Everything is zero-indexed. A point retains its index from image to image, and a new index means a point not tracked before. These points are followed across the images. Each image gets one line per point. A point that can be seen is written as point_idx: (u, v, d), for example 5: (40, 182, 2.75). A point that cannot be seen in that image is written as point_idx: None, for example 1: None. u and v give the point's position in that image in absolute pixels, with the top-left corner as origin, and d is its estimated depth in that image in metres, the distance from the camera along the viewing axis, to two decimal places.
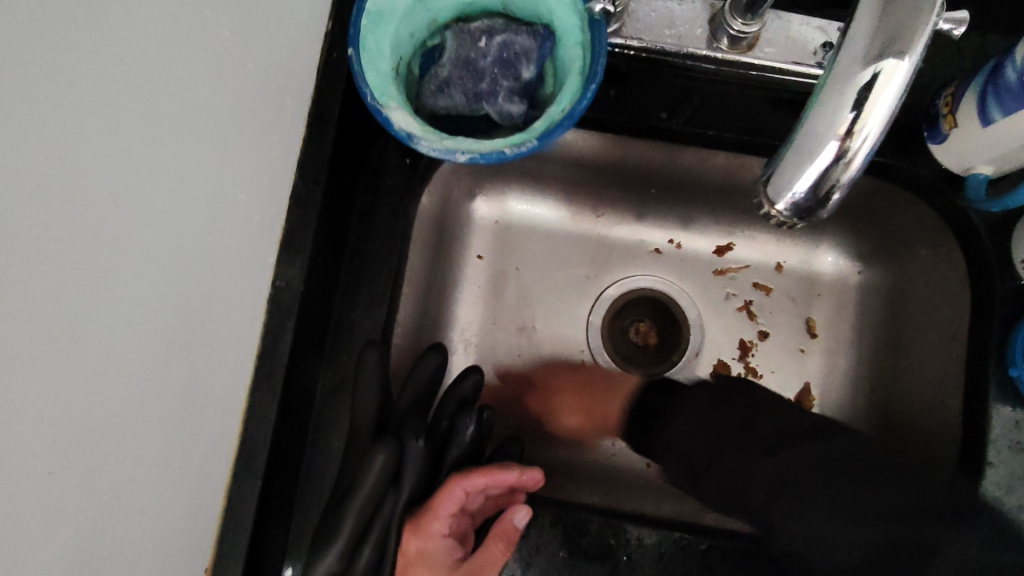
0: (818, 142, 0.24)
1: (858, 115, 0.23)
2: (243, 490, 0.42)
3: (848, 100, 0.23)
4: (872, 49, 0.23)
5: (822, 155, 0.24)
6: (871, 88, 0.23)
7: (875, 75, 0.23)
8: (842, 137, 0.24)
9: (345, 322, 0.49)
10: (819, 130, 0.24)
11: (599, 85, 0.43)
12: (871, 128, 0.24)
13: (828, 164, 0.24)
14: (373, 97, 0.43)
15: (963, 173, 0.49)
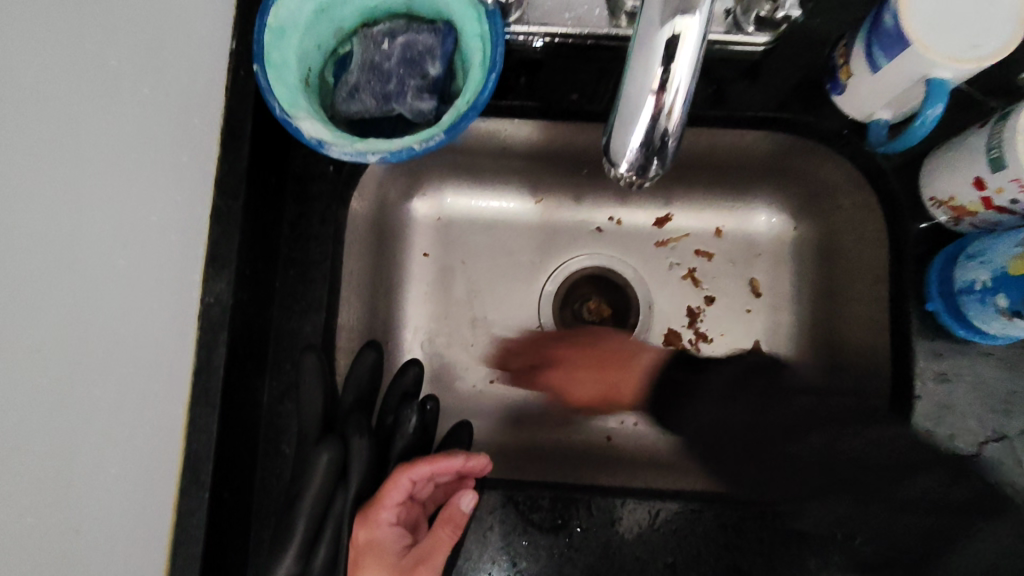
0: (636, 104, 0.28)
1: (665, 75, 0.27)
2: (191, 504, 0.43)
3: (653, 62, 0.27)
4: (668, 7, 0.26)
5: (642, 114, 0.28)
6: (672, 45, 0.26)
7: (673, 32, 0.26)
8: (653, 96, 0.27)
9: (284, 332, 0.50)
10: (637, 87, 0.28)
11: (498, 75, 0.44)
12: (678, 85, 0.27)
13: (647, 121, 0.28)
14: (281, 108, 0.44)
15: (863, 118, 0.51)
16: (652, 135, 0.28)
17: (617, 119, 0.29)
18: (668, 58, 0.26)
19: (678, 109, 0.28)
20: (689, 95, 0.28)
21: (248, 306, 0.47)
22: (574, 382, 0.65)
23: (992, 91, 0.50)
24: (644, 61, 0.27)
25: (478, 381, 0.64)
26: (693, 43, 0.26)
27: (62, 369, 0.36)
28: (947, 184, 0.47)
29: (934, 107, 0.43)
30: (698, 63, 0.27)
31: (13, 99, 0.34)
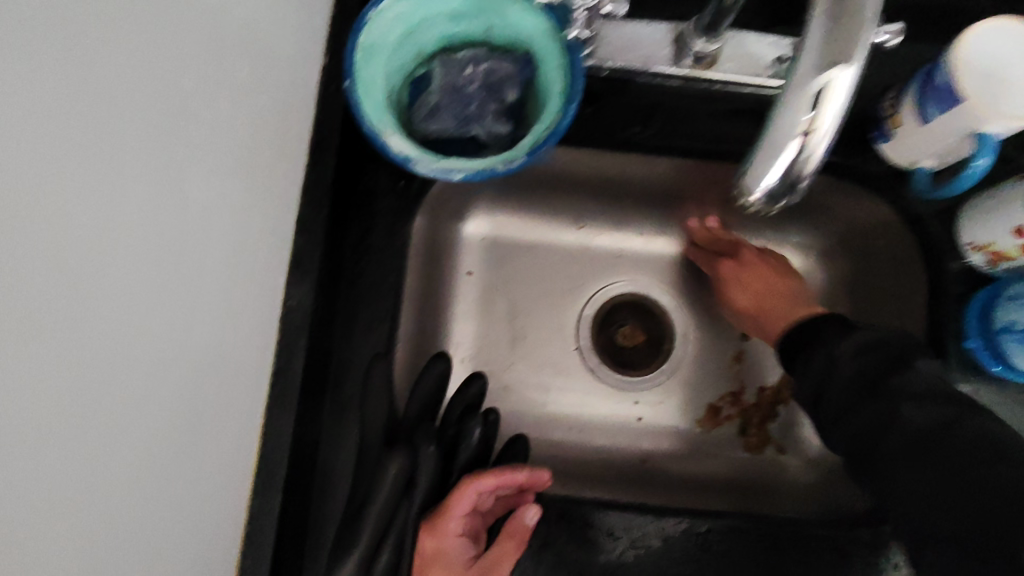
0: (782, 139, 0.28)
1: (813, 119, 0.27)
2: (263, 504, 0.44)
3: (802, 110, 0.27)
4: (821, 60, 0.26)
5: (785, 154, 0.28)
6: (822, 99, 0.26)
7: (822, 87, 0.26)
8: (798, 141, 0.27)
9: (350, 338, 0.52)
10: (780, 131, 0.28)
11: (578, 105, 0.47)
12: (824, 132, 0.27)
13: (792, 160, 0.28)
14: (371, 124, 0.47)
15: (907, 166, 0.54)
16: (791, 170, 0.28)
17: (759, 147, 0.29)
18: (816, 108, 0.27)
19: (820, 152, 0.27)
20: (831, 143, 0.28)
21: (322, 312, 0.48)
22: (739, 286, 0.64)
23: (1022, 148, 0.54)
24: (793, 102, 0.27)
25: (517, 399, 0.66)
26: (843, 96, 0.26)
27: (165, 371, 0.37)
28: (987, 232, 0.50)
29: (982, 160, 0.47)
30: (844, 115, 0.27)
31: (143, 91, 0.34)
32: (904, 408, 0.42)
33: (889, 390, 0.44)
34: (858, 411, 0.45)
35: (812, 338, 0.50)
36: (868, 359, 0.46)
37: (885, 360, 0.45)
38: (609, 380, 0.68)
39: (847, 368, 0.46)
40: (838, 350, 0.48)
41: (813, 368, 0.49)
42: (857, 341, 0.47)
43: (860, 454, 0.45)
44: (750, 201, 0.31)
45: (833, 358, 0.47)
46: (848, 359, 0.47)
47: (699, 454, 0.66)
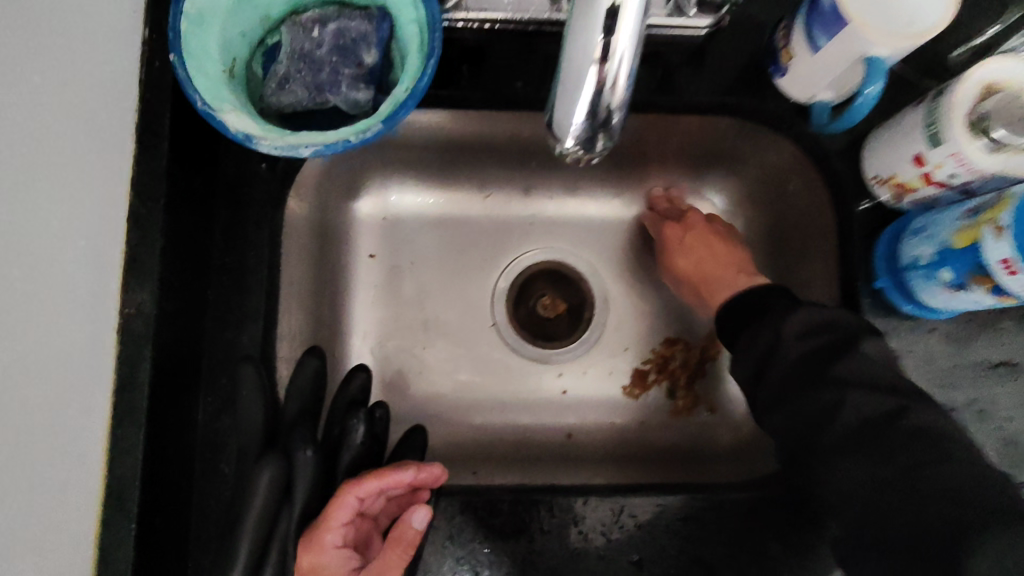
0: (580, 75, 0.27)
1: (607, 42, 0.25)
2: (116, 535, 0.39)
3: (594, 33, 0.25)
4: None
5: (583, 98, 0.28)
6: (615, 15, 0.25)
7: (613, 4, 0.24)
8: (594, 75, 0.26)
9: (220, 340, 0.47)
10: (578, 63, 0.27)
11: (437, 60, 0.42)
12: (620, 57, 0.26)
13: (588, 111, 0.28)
14: (202, 102, 0.41)
15: (806, 101, 0.51)
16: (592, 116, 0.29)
17: (561, 90, 0.28)
18: (610, 27, 0.25)
19: (622, 80, 0.27)
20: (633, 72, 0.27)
21: (172, 315, 0.43)
22: (683, 253, 0.61)
23: (922, 72, 0.51)
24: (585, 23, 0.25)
25: (429, 385, 0.62)
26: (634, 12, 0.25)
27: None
28: (891, 162, 0.47)
29: (874, 87, 0.44)
30: (639, 35, 0.26)
31: None
32: (845, 399, 0.40)
33: (829, 381, 0.41)
34: (805, 415, 0.41)
35: (751, 309, 0.48)
36: (811, 341, 0.43)
37: (809, 338, 0.43)
38: (529, 356, 0.64)
39: (794, 350, 0.43)
40: (782, 324, 0.44)
41: (791, 399, 0.42)
42: (806, 317, 0.44)
43: (798, 448, 0.42)
44: (568, 151, 0.31)
45: (776, 343, 0.44)
46: (793, 341, 0.43)
47: (626, 422, 0.63)
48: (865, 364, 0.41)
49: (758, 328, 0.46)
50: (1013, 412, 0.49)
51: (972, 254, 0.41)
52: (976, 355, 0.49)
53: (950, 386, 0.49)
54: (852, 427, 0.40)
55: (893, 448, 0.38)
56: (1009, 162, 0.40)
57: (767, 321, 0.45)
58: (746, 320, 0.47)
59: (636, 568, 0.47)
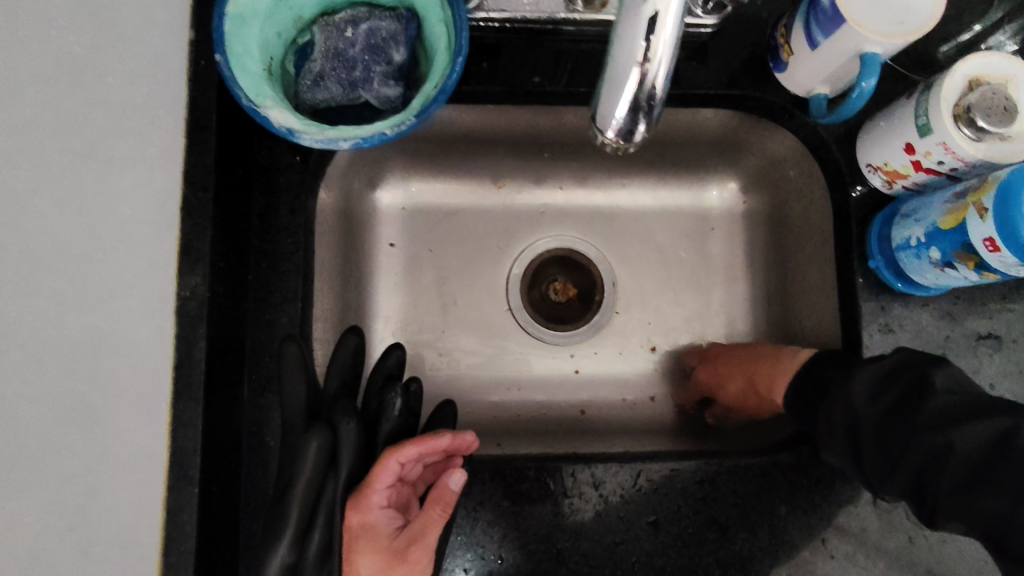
0: (623, 72, 0.30)
1: (648, 45, 0.29)
2: (180, 498, 0.42)
3: (637, 36, 0.29)
4: None
5: (627, 89, 0.31)
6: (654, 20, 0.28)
7: (653, 11, 0.28)
8: (638, 69, 0.30)
9: (261, 322, 0.50)
10: (621, 61, 0.30)
11: (465, 58, 0.45)
12: (659, 58, 0.29)
13: (631, 97, 0.31)
14: (247, 99, 0.44)
15: (804, 94, 0.54)
16: (635, 105, 0.31)
17: (606, 87, 0.31)
18: (651, 31, 0.28)
19: (661, 78, 0.30)
20: (671, 69, 0.30)
21: (223, 298, 0.47)
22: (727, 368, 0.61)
23: (913, 66, 0.55)
24: (630, 29, 0.29)
25: (449, 366, 0.66)
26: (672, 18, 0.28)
27: (37, 377, 0.36)
28: (883, 151, 0.51)
29: (869, 81, 0.47)
30: (676, 39, 0.29)
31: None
32: (954, 441, 0.40)
33: (922, 429, 0.41)
34: (897, 476, 0.42)
35: (816, 386, 0.50)
36: (885, 399, 0.44)
37: (880, 397, 0.44)
38: (545, 338, 0.68)
39: (870, 413, 0.44)
40: (850, 389, 0.46)
41: (829, 422, 0.47)
42: (869, 377, 0.45)
43: (928, 494, 0.41)
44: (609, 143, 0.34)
45: (853, 409, 0.45)
46: (865, 405, 0.45)
47: (637, 398, 0.67)
48: (946, 401, 0.42)
49: (829, 405, 0.47)
50: (996, 380, 0.53)
51: (959, 233, 0.45)
52: (963, 326, 0.54)
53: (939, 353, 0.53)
54: (884, 426, 0.43)
55: (1009, 474, 0.38)
56: (992, 150, 0.45)
57: (832, 402, 0.47)
58: (818, 403, 0.49)
59: (653, 529, 0.51)
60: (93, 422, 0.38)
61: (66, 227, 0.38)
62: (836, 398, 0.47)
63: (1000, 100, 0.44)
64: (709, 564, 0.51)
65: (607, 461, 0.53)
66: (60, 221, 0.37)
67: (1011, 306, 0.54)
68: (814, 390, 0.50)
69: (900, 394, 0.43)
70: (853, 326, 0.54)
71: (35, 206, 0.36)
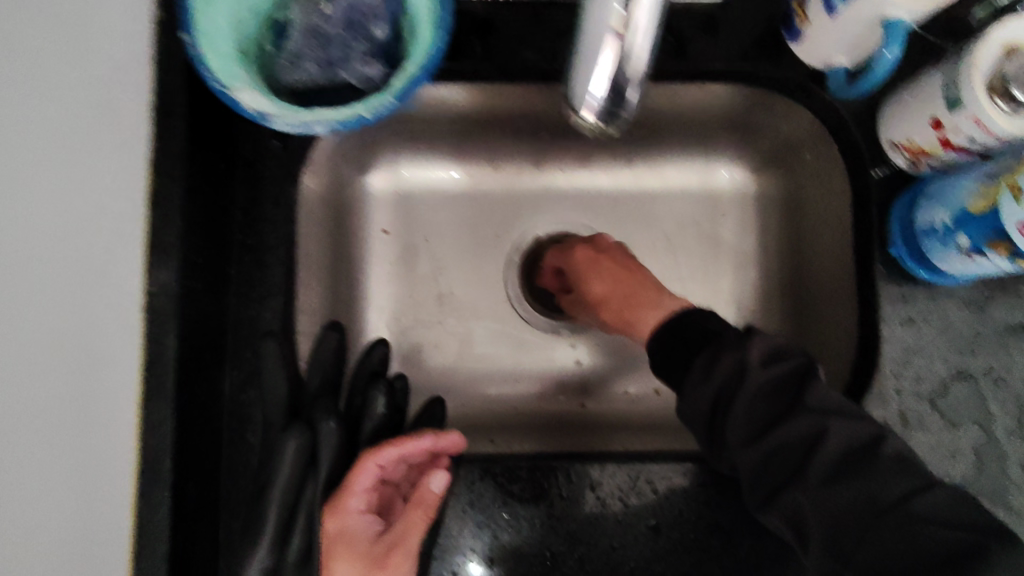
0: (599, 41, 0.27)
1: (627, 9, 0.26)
2: (151, 505, 0.41)
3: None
4: None
5: (604, 60, 0.27)
6: None
7: None
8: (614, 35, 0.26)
9: (241, 317, 0.48)
10: (597, 26, 0.27)
11: (448, 33, 0.42)
12: (639, 24, 0.26)
13: (609, 70, 0.28)
14: (218, 81, 0.42)
15: (821, 68, 0.50)
16: (615, 80, 0.28)
17: (581, 59, 0.28)
18: None
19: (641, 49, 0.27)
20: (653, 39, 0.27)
21: (197, 293, 0.44)
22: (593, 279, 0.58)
23: (943, 35, 0.50)
24: None
25: (444, 359, 0.63)
26: None
27: None
28: (904, 126, 0.47)
29: (891, 49, 0.43)
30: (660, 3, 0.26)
31: None
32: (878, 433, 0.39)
33: (818, 411, 0.39)
34: (828, 481, 0.37)
35: (680, 341, 0.45)
36: (777, 367, 0.41)
37: (772, 365, 0.41)
38: (546, 329, 0.65)
39: (766, 381, 0.41)
40: (741, 353, 0.42)
41: (712, 370, 0.42)
42: (766, 344, 0.42)
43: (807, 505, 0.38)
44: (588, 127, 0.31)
45: (742, 367, 0.41)
46: (757, 368, 0.41)
47: (641, 391, 0.64)
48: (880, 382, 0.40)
49: (712, 354, 0.43)
50: None
51: (990, 219, 0.40)
52: (994, 318, 0.50)
53: (966, 349, 0.49)
54: (768, 402, 0.40)
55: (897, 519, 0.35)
56: None
57: (716, 354, 0.42)
58: (684, 359, 0.44)
59: (654, 533, 0.48)
60: (57, 425, 0.36)
61: None
62: (718, 356, 0.42)
63: None
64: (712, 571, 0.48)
65: (609, 458, 0.50)
66: None
67: None
68: (678, 347, 0.45)
69: (774, 388, 0.41)
70: (871, 319, 0.50)
71: None
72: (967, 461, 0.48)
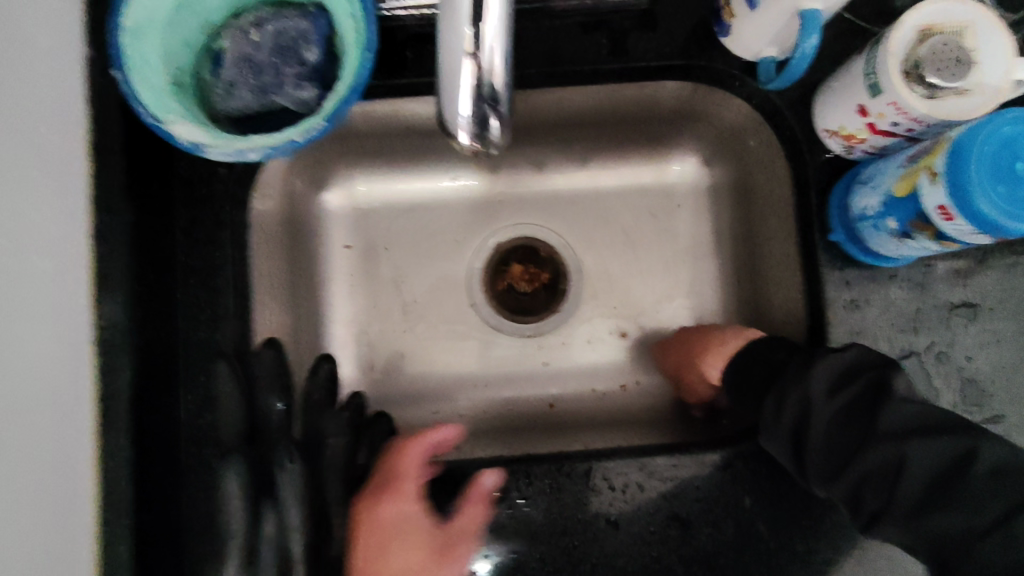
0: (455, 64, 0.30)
1: (475, 29, 0.29)
2: (114, 531, 0.42)
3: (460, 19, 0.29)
4: None
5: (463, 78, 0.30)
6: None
7: None
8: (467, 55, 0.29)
9: (195, 342, 0.49)
10: (450, 49, 0.29)
11: (374, 53, 0.44)
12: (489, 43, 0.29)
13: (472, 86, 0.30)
14: (151, 115, 0.43)
15: (752, 59, 0.51)
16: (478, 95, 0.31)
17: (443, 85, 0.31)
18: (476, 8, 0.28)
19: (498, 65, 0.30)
20: (505, 54, 0.30)
21: (145, 323, 0.46)
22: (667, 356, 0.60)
23: (872, 18, 0.51)
24: (449, 16, 0.29)
25: (408, 368, 0.64)
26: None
27: None
28: (836, 115, 0.47)
29: (811, 40, 0.43)
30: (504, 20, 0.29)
31: None
32: (908, 455, 0.39)
33: (881, 437, 0.40)
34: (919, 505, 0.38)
35: (759, 375, 0.48)
36: (843, 394, 0.42)
37: (839, 394, 0.42)
38: (509, 332, 0.66)
39: (827, 408, 0.42)
40: (808, 378, 0.44)
41: (779, 410, 0.44)
42: (829, 372, 0.43)
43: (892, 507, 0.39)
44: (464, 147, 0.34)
45: (808, 402, 0.43)
46: (824, 401, 0.42)
47: (607, 388, 0.64)
48: (905, 410, 0.40)
49: (778, 397, 0.45)
50: (972, 351, 0.50)
51: (913, 202, 0.41)
52: (937, 297, 0.50)
53: (911, 328, 0.50)
54: (843, 424, 0.42)
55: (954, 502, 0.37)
56: (946, 107, 0.41)
57: (783, 390, 0.45)
58: (758, 391, 0.48)
59: (613, 529, 0.49)
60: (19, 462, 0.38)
61: None
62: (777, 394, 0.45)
63: (950, 54, 0.41)
64: (672, 562, 0.49)
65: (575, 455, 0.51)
66: None
67: (988, 270, 0.50)
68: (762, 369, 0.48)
69: (854, 409, 0.42)
70: (817, 303, 0.51)
71: None
72: None
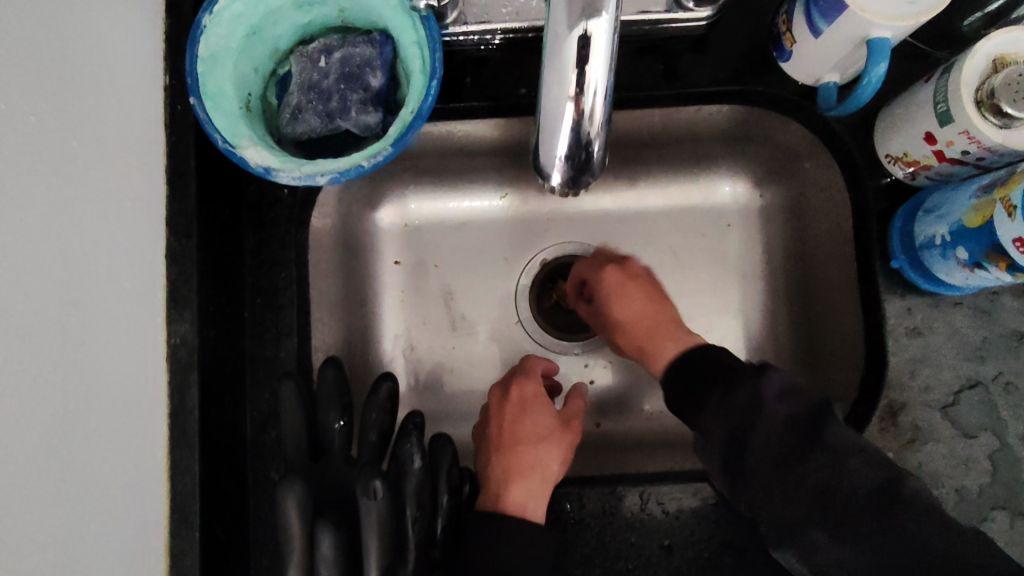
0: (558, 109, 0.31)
1: (580, 77, 0.30)
2: (185, 543, 0.44)
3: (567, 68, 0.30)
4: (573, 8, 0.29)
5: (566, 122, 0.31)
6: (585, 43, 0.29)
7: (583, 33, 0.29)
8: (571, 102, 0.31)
9: (259, 359, 0.50)
10: (554, 95, 0.31)
11: (440, 80, 0.44)
12: (592, 90, 0.30)
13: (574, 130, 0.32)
14: (224, 139, 0.43)
15: (812, 84, 0.51)
16: (578, 138, 0.32)
17: (544, 128, 0.32)
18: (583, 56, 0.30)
19: (598, 109, 0.31)
20: (606, 100, 0.31)
21: (216, 341, 0.47)
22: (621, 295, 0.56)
23: (936, 42, 0.50)
24: (556, 64, 0.30)
25: (452, 386, 0.64)
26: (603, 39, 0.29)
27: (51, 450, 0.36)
28: (901, 141, 0.47)
29: (878, 66, 0.43)
30: (610, 66, 0.30)
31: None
32: None
33: None
34: None
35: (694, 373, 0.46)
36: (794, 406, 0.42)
37: (788, 401, 0.43)
38: (557, 350, 0.65)
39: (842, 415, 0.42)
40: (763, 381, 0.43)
41: (732, 402, 0.44)
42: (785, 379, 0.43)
43: None
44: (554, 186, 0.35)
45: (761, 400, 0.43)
46: (775, 403, 0.42)
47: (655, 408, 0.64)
48: None
49: (727, 386, 0.44)
50: None
51: (987, 232, 0.41)
52: (1001, 325, 0.50)
53: (976, 356, 0.49)
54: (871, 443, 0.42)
55: None
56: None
57: (732, 385, 0.44)
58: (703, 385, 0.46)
59: (667, 553, 0.49)
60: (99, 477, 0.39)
61: (67, 291, 0.38)
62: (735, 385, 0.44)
63: None
64: None
65: (630, 479, 0.51)
66: (48, 283, 0.37)
67: None
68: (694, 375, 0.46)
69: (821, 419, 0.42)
70: (876, 329, 0.50)
71: (11, 275, 0.35)
72: (983, 471, 0.48)
